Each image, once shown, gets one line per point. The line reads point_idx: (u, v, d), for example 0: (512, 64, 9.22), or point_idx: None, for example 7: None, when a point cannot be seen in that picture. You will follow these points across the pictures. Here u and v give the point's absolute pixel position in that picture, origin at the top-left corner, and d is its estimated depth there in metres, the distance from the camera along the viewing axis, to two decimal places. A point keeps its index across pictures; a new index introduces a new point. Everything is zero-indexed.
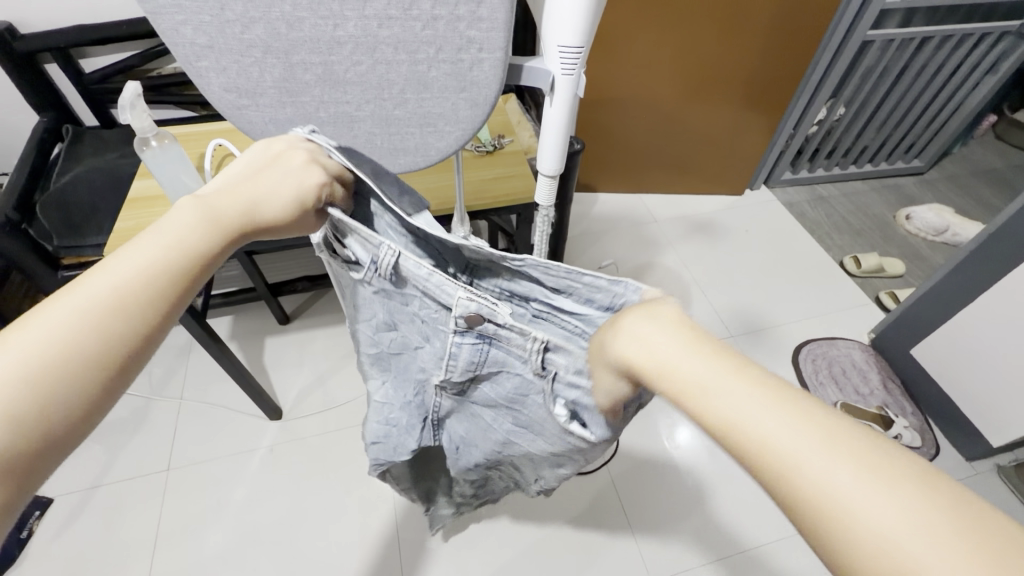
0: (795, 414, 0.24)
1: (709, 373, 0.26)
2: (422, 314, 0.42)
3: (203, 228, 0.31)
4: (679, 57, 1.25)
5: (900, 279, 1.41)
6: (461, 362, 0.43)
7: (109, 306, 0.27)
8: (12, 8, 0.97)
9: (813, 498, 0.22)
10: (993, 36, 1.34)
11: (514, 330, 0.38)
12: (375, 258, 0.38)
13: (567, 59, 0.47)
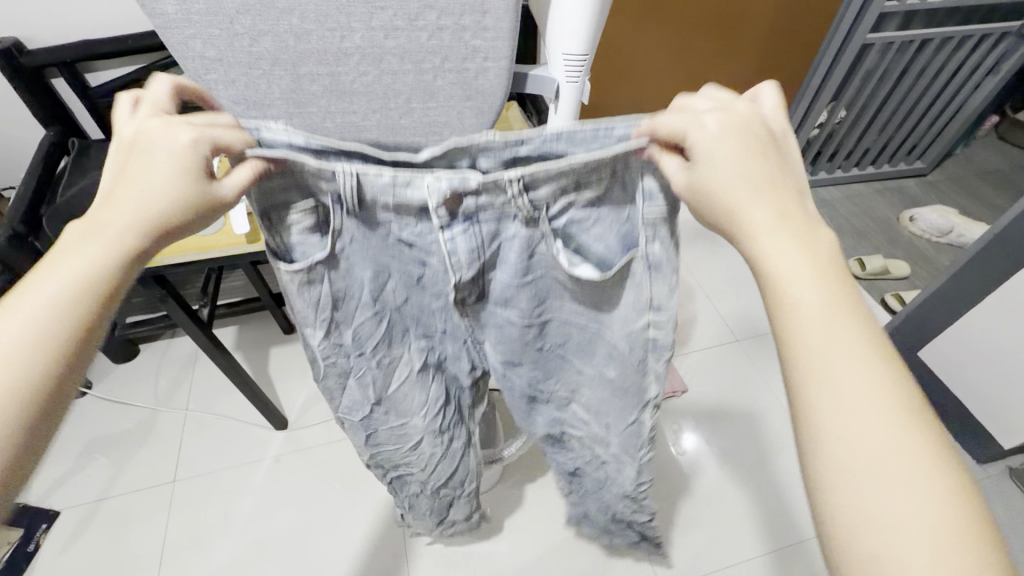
0: (854, 356, 0.31)
1: (810, 284, 0.33)
2: (407, 240, 0.40)
3: (107, 250, 0.35)
4: (679, 63, 1.26)
5: (905, 281, 1.41)
6: (462, 256, 0.40)
7: (28, 341, 0.32)
8: (19, 24, 0.98)
9: (851, 398, 0.30)
10: (993, 37, 1.34)
11: (488, 184, 0.36)
12: (337, 189, 0.36)
13: (571, 66, 0.47)
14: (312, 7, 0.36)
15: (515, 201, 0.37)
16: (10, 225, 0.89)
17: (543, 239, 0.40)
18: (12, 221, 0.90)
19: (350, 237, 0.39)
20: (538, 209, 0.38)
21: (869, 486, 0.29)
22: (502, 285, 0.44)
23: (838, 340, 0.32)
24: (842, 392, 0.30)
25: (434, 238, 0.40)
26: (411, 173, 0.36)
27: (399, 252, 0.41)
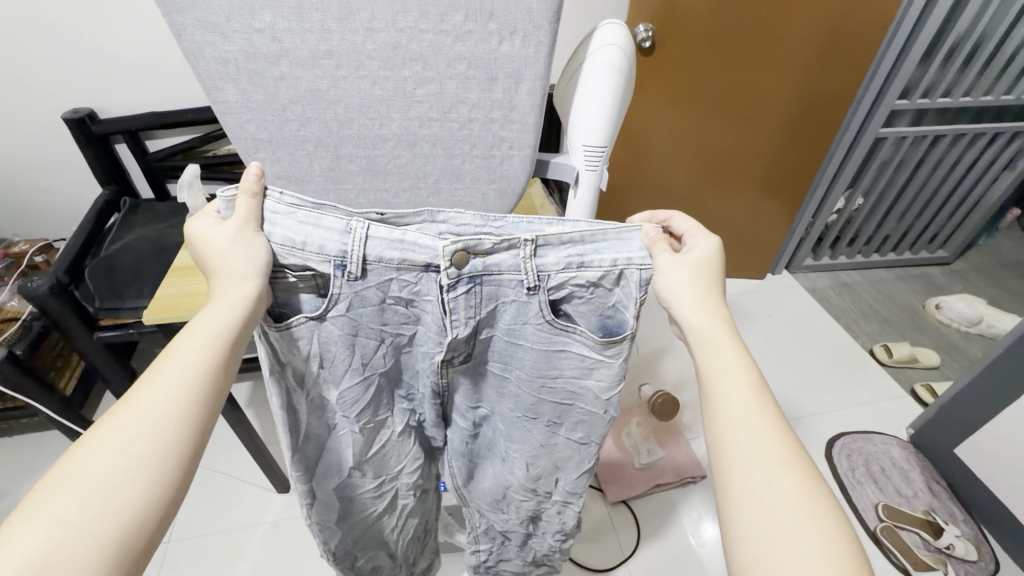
0: (754, 404, 0.41)
1: (708, 316, 0.46)
2: (409, 316, 0.47)
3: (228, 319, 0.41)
4: (696, 148, 1.32)
5: (935, 371, 1.36)
6: (462, 313, 0.45)
7: (179, 396, 0.37)
8: (97, 97, 1.09)
9: (716, 381, 0.43)
10: (1005, 135, 1.38)
11: (500, 248, 0.43)
12: (346, 251, 0.42)
13: (591, 156, 0.51)
14: (357, 99, 0.41)
15: (522, 261, 0.44)
16: (54, 276, 0.93)
17: (538, 304, 0.46)
18: (56, 272, 0.95)
19: (348, 300, 0.44)
20: (541, 275, 0.45)
21: (726, 443, 0.40)
22: (495, 343, 0.50)
23: (744, 394, 0.42)
24: (721, 384, 0.43)
25: (433, 297, 0.45)
26: (418, 234, 0.42)
27: (393, 316, 0.46)
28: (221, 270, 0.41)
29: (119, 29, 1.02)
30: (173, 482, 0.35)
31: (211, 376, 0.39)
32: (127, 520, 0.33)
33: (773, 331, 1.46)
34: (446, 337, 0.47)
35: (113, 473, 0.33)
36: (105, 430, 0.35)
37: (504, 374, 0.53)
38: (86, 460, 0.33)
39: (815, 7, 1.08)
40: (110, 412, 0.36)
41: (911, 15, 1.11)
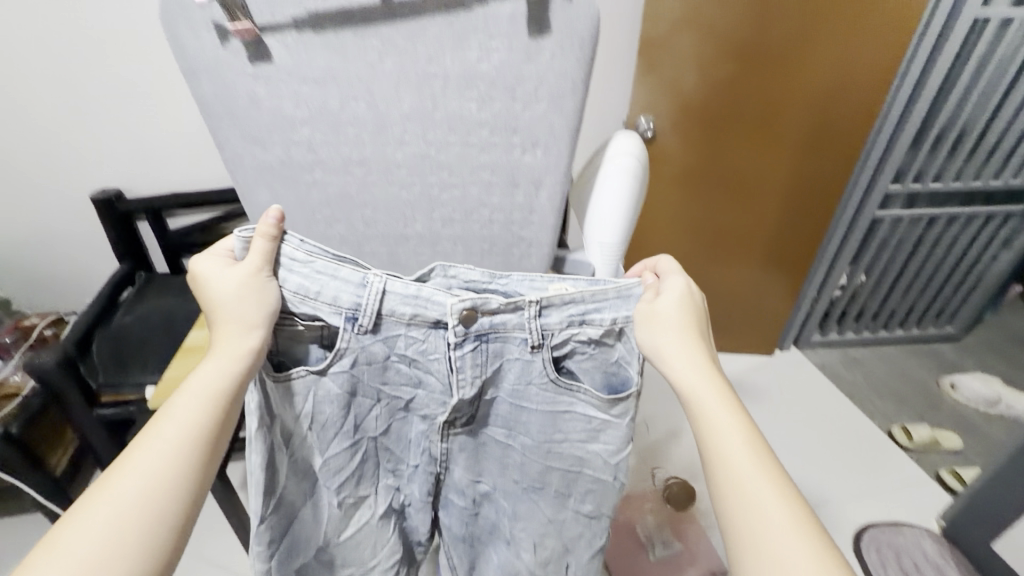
0: (749, 449, 0.42)
1: (692, 361, 0.46)
2: (419, 378, 0.49)
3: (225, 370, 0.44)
4: (698, 227, 1.36)
5: (958, 455, 1.31)
6: (468, 371, 0.48)
7: (176, 450, 0.40)
8: (126, 178, 1.15)
9: (708, 428, 0.44)
10: (997, 216, 1.43)
11: (507, 308, 0.46)
12: (358, 303, 0.44)
13: (611, 252, 0.51)
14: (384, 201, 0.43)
15: (528, 320, 0.47)
16: (63, 347, 0.94)
17: (542, 362, 0.49)
18: (64, 347, 0.94)
19: (353, 353, 0.47)
20: (546, 333, 0.47)
21: (729, 490, 0.41)
22: (500, 405, 0.53)
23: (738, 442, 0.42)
24: (714, 429, 0.43)
25: (440, 354, 0.48)
26: (431, 289, 0.45)
27: (400, 376, 0.50)
28: (228, 319, 0.44)
29: (157, 119, 1.09)
30: (170, 531, 0.38)
31: (211, 427, 0.42)
32: (133, 570, 0.35)
33: (785, 409, 1.42)
34: (455, 399, 0.50)
35: (113, 527, 0.36)
36: (106, 485, 0.38)
37: (497, 437, 0.56)
38: (87, 515, 0.36)
39: (805, 103, 1.16)
40: (113, 465, 0.39)
41: (895, 109, 1.19)
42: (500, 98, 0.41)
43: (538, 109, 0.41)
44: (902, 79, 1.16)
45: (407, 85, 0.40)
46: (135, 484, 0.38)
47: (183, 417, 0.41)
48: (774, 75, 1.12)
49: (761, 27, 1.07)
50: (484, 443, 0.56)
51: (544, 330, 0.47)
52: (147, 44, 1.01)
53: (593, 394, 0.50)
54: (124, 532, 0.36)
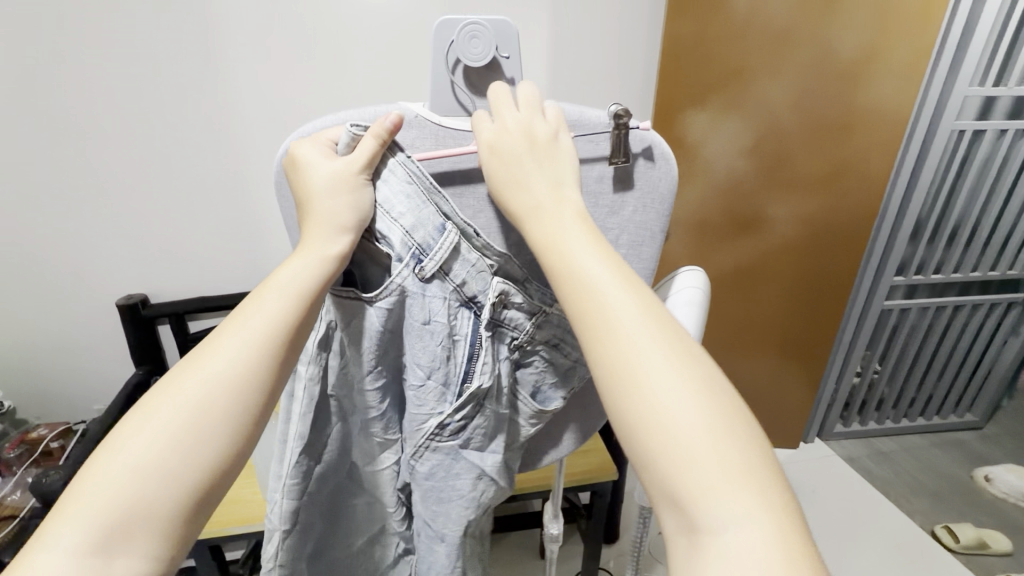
0: (700, 408, 0.34)
1: (623, 300, 0.38)
2: (436, 351, 0.47)
3: (291, 304, 0.43)
4: (714, 322, 1.38)
5: (1010, 558, 1.23)
6: (478, 359, 0.48)
7: (232, 385, 0.39)
8: (151, 284, 1.13)
9: (639, 376, 0.36)
10: (1000, 305, 1.48)
11: (519, 306, 0.49)
12: (427, 244, 0.44)
13: None
14: None
15: (520, 310, 0.49)
16: (71, 469, 0.89)
17: (504, 366, 0.51)
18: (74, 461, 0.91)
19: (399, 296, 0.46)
20: (523, 331, 0.50)
21: (664, 455, 0.34)
22: (484, 416, 0.51)
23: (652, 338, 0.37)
24: (649, 385, 0.35)
25: (465, 335, 0.48)
26: (482, 249, 0.46)
27: (423, 346, 0.47)
28: (317, 222, 0.44)
29: (192, 231, 1.09)
30: (218, 466, 0.38)
31: (258, 369, 0.41)
32: (179, 495, 0.36)
33: (822, 509, 1.35)
34: (468, 384, 0.49)
35: (173, 446, 0.37)
36: (170, 395, 0.38)
37: (462, 463, 0.53)
38: (150, 423, 0.37)
39: (806, 205, 1.24)
40: (179, 372, 0.40)
41: (892, 208, 1.27)
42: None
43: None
44: (894, 182, 1.25)
45: (505, 232, 0.48)
46: (194, 404, 0.38)
47: (227, 356, 0.40)
48: (775, 183, 1.21)
49: (763, 144, 1.16)
50: (454, 461, 0.52)
51: (518, 329, 0.50)
52: (190, 162, 1.02)
53: (527, 409, 0.54)
54: (180, 451, 0.37)
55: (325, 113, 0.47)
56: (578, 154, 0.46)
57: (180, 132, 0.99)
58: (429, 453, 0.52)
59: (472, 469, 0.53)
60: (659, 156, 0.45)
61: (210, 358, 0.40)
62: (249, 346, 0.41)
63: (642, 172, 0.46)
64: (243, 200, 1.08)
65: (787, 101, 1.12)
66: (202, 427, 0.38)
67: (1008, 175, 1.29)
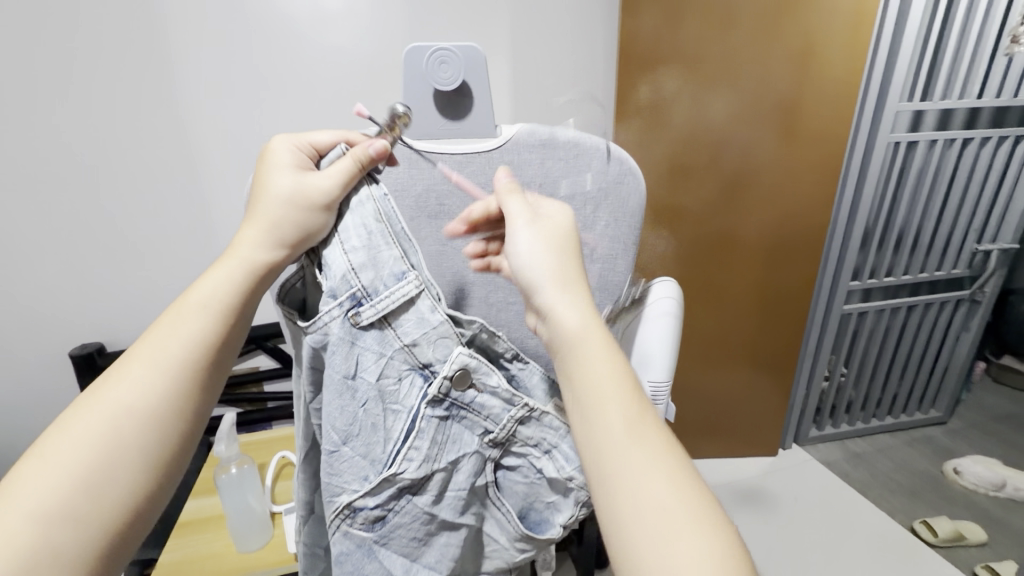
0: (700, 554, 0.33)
1: (611, 380, 0.39)
2: (365, 420, 0.45)
3: (210, 319, 0.44)
4: (690, 335, 1.40)
5: (986, 548, 1.27)
6: (425, 439, 0.46)
7: (154, 403, 0.40)
8: (108, 332, 1.07)
9: (640, 480, 0.36)
10: (948, 303, 1.56)
11: (497, 395, 0.48)
12: (375, 287, 0.44)
13: (658, 391, 0.56)
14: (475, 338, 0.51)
15: (502, 401, 0.48)
16: None
17: (467, 463, 0.48)
18: None
19: (334, 346, 0.44)
20: (506, 428, 0.48)
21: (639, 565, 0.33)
22: (407, 512, 0.47)
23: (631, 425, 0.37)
24: (651, 494, 0.35)
25: (401, 408, 0.46)
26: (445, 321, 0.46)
27: (340, 405, 0.45)
28: (261, 220, 0.46)
29: (154, 275, 1.05)
30: (141, 482, 0.39)
31: (174, 392, 0.41)
32: (103, 513, 0.37)
33: (807, 517, 1.36)
34: (392, 466, 0.46)
35: (91, 463, 0.37)
36: (87, 411, 0.39)
37: (373, 565, 0.48)
38: (64, 443, 0.37)
39: (765, 219, 1.29)
40: (96, 389, 0.40)
41: (842, 218, 1.35)
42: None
43: (594, 269, 0.53)
44: (841, 193, 1.33)
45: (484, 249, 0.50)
46: (113, 422, 0.39)
47: (140, 383, 0.40)
48: (734, 200, 1.27)
49: (720, 159, 1.22)
50: (365, 559, 0.47)
51: (478, 412, 0.48)
52: (153, 204, 1.00)
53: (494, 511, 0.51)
54: (98, 469, 0.37)
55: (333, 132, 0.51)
56: (555, 170, 0.50)
57: (143, 174, 0.98)
58: (341, 540, 0.47)
59: (382, 574, 0.48)
60: (628, 171, 0.51)
61: (129, 373, 0.41)
62: (162, 370, 0.41)
63: (614, 185, 0.51)
64: (208, 241, 1.05)
65: (738, 122, 1.19)
66: (121, 444, 0.38)
67: (941, 183, 1.39)
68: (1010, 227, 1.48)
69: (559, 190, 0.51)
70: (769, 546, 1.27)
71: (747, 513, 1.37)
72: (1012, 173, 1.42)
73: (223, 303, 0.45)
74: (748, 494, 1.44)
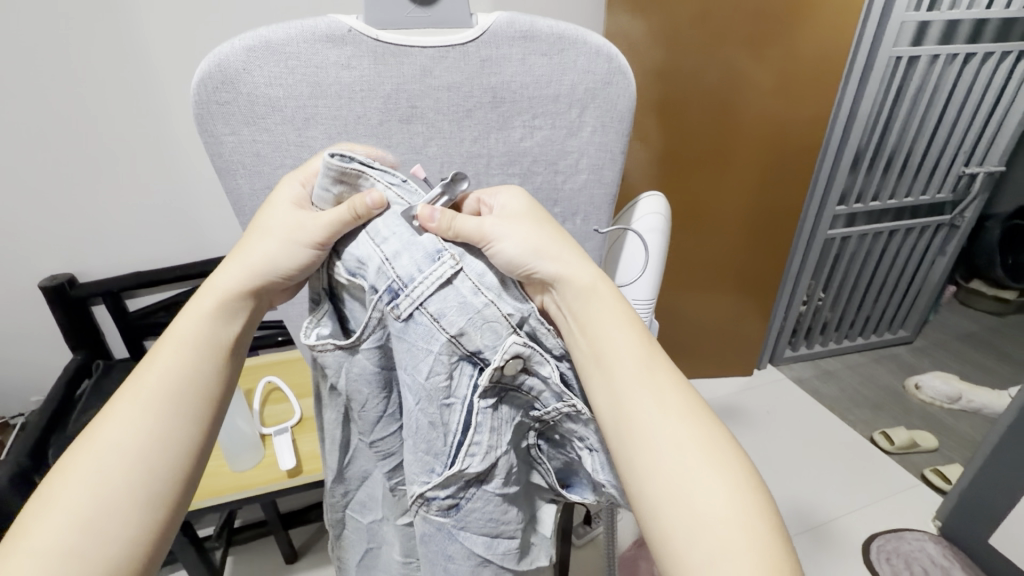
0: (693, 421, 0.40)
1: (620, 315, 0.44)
2: (423, 423, 0.43)
3: (205, 356, 0.45)
4: (676, 260, 1.41)
5: (936, 453, 1.37)
6: (483, 435, 0.43)
7: (169, 432, 0.42)
8: (77, 263, 1.03)
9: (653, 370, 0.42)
10: (929, 227, 1.58)
11: (548, 380, 0.43)
12: (412, 276, 0.40)
13: (640, 308, 0.60)
14: None
15: (547, 383, 0.43)
16: (15, 461, 0.82)
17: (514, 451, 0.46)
18: (17, 456, 0.83)
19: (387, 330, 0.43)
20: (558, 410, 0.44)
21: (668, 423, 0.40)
22: (479, 498, 0.46)
23: (640, 363, 0.42)
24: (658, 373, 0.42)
25: (456, 399, 0.42)
26: (490, 304, 0.40)
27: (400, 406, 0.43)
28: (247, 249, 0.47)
29: (118, 204, 0.99)
30: (161, 512, 0.40)
31: (175, 421, 0.42)
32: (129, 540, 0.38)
33: (776, 429, 1.45)
34: (455, 462, 0.44)
35: (122, 484, 0.39)
36: (103, 433, 0.40)
37: (455, 548, 0.48)
38: (84, 465, 0.39)
39: (757, 142, 1.25)
40: (111, 406, 0.41)
41: (834, 141, 1.31)
42: (543, 172, 0.51)
43: (578, 180, 0.52)
44: (835, 114, 1.28)
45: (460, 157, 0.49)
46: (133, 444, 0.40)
47: (145, 417, 0.41)
48: (727, 119, 1.22)
49: (713, 74, 1.16)
50: (447, 541, 0.48)
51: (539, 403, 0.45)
52: (106, 125, 0.92)
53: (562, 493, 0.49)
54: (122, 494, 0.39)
55: (320, 19, 0.43)
56: (534, 72, 0.46)
57: (89, 91, 0.89)
58: (422, 521, 0.48)
59: (465, 553, 0.48)
60: (616, 70, 0.47)
61: (138, 399, 0.41)
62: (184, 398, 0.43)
63: (603, 89, 0.48)
64: (173, 164, 0.99)
65: (738, 36, 1.12)
66: (146, 470, 0.40)
67: (938, 102, 1.34)
68: (998, 149, 1.47)
69: (544, 92, 0.47)
70: None
71: None
72: (1008, 91, 1.38)
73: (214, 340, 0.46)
74: (723, 411, 1.51)
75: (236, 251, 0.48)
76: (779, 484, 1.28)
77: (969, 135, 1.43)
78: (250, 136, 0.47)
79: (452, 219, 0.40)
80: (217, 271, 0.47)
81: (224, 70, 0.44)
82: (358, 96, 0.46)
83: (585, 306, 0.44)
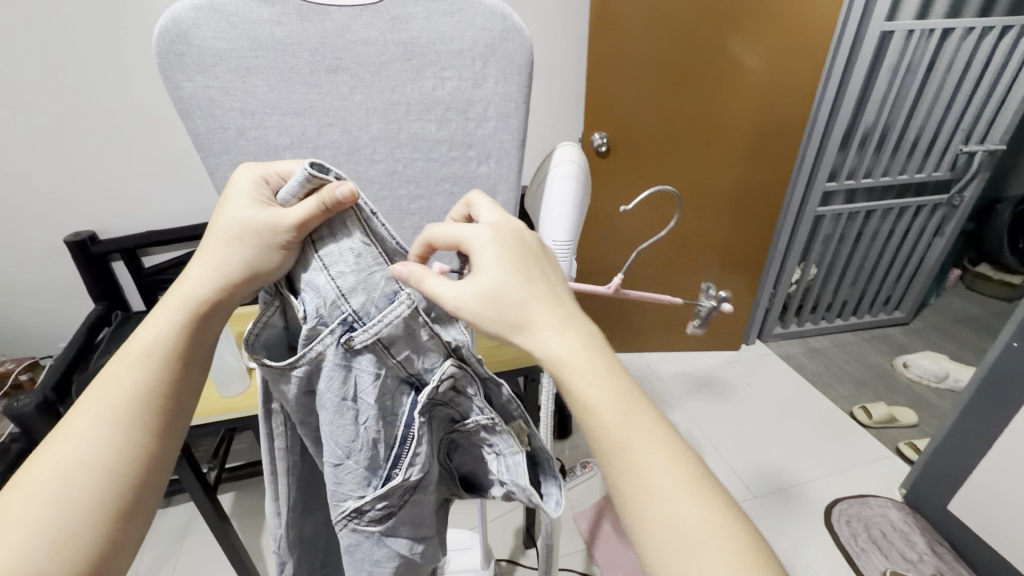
0: (690, 487, 0.34)
1: (594, 370, 0.37)
2: (366, 441, 0.40)
3: (153, 364, 0.40)
4: (660, 233, 1.45)
5: (915, 428, 1.39)
6: (420, 447, 0.42)
7: (117, 448, 0.37)
8: (95, 221, 1.12)
9: (638, 438, 0.36)
10: (927, 207, 1.57)
11: (477, 398, 0.44)
12: (364, 313, 0.38)
13: (560, 248, 0.66)
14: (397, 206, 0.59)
15: (472, 399, 0.44)
16: (42, 393, 0.91)
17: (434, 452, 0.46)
18: (44, 387, 0.93)
19: (326, 362, 0.38)
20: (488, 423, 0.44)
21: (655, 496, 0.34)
22: (415, 501, 0.46)
23: (618, 426, 0.36)
24: (641, 443, 0.35)
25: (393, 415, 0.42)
26: (424, 328, 0.41)
27: (340, 425, 0.39)
28: (204, 250, 0.42)
29: (129, 166, 1.08)
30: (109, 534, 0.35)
31: (125, 435, 0.37)
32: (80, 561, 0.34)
33: (756, 400, 1.49)
34: (395, 471, 0.42)
35: (69, 504, 0.34)
36: (49, 453, 0.35)
37: (384, 552, 0.46)
38: (23, 493, 0.34)
39: (745, 118, 1.27)
40: (57, 429, 0.37)
41: (822, 117, 1.32)
42: (456, 119, 0.56)
43: (488, 127, 0.57)
44: (823, 90, 1.29)
45: (401, 109, 0.54)
46: (78, 465, 0.35)
47: (93, 433, 0.36)
48: (712, 93, 1.23)
49: (696, 48, 1.17)
50: (375, 547, 0.46)
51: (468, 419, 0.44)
52: (116, 93, 1.00)
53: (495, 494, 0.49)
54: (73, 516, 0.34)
55: None
56: (438, 28, 0.51)
57: (98, 58, 0.97)
58: (349, 533, 0.45)
59: (393, 558, 0.47)
60: (512, 27, 0.52)
61: (89, 414, 0.37)
62: (136, 408, 0.38)
63: (499, 45, 0.53)
64: (176, 128, 1.07)
65: (723, 9, 1.13)
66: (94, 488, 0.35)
67: (934, 77, 1.33)
68: (1000, 128, 1.44)
69: (451, 47, 0.52)
70: (715, 423, 1.41)
71: (702, 398, 1.50)
72: (1010, 68, 1.36)
73: (166, 348, 0.40)
74: (705, 382, 1.56)
75: (200, 252, 0.42)
76: (751, 450, 1.33)
77: (968, 113, 1.41)
78: (205, 82, 0.49)
79: (422, 277, 0.38)
80: (182, 279, 0.42)
81: (173, 30, 0.47)
82: (290, 49, 0.50)
83: (558, 371, 0.37)
